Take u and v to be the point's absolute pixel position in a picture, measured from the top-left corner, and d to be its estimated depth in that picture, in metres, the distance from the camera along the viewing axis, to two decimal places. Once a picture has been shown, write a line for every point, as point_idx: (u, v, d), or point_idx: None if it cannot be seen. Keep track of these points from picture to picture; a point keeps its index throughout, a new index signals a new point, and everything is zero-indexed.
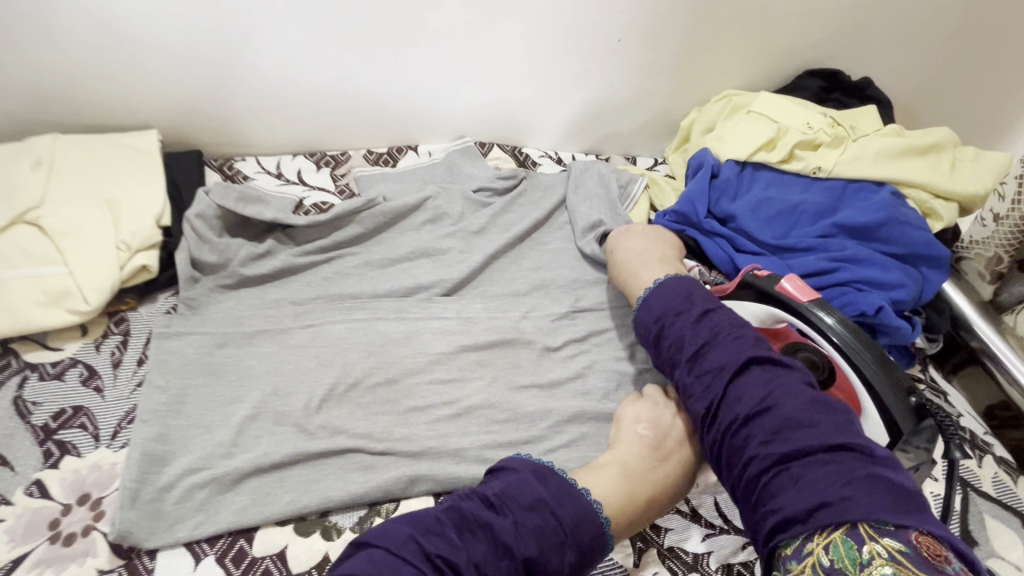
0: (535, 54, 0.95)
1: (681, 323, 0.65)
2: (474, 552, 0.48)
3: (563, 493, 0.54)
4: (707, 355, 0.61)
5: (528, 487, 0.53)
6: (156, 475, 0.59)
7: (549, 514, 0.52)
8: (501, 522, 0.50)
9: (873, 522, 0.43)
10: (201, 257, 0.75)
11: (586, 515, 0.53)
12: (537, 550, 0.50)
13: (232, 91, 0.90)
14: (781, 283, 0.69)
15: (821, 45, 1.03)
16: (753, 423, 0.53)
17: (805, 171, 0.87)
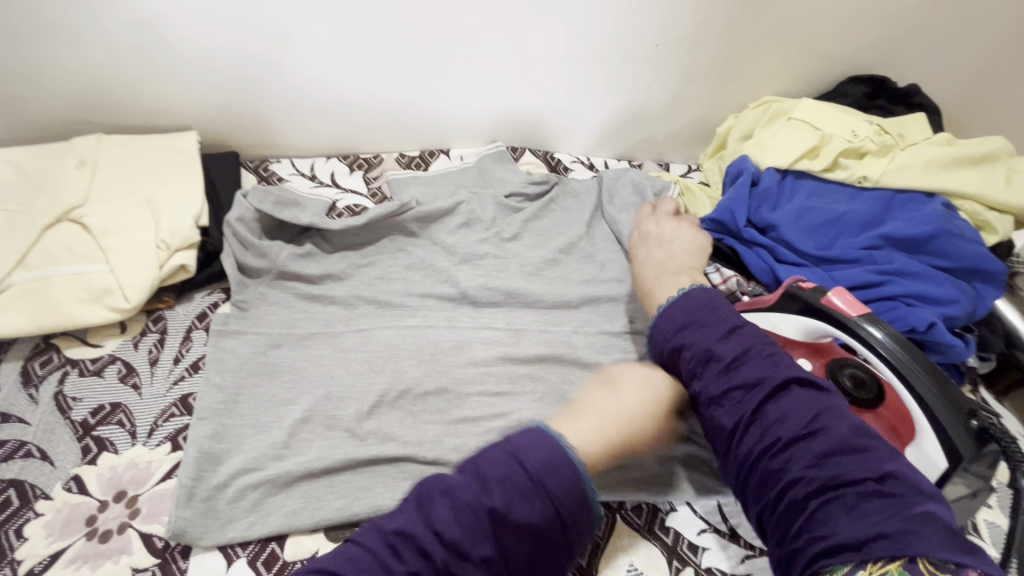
0: (569, 59, 0.94)
1: (709, 331, 0.59)
2: (436, 515, 0.42)
3: (533, 439, 0.47)
4: (740, 367, 0.55)
5: (495, 447, 0.47)
6: (211, 474, 0.59)
7: (521, 467, 0.45)
8: (464, 481, 0.45)
9: (936, 560, 0.39)
10: (248, 263, 0.77)
11: (559, 465, 0.46)
12: (507, 501, 0.43)
13: (268, 93, 0.90)
14: (828, 297, 0.65)
15: (867, 50, 1.00)
16: (794, 445, 0.48)
17: (850, 180, 0.84)
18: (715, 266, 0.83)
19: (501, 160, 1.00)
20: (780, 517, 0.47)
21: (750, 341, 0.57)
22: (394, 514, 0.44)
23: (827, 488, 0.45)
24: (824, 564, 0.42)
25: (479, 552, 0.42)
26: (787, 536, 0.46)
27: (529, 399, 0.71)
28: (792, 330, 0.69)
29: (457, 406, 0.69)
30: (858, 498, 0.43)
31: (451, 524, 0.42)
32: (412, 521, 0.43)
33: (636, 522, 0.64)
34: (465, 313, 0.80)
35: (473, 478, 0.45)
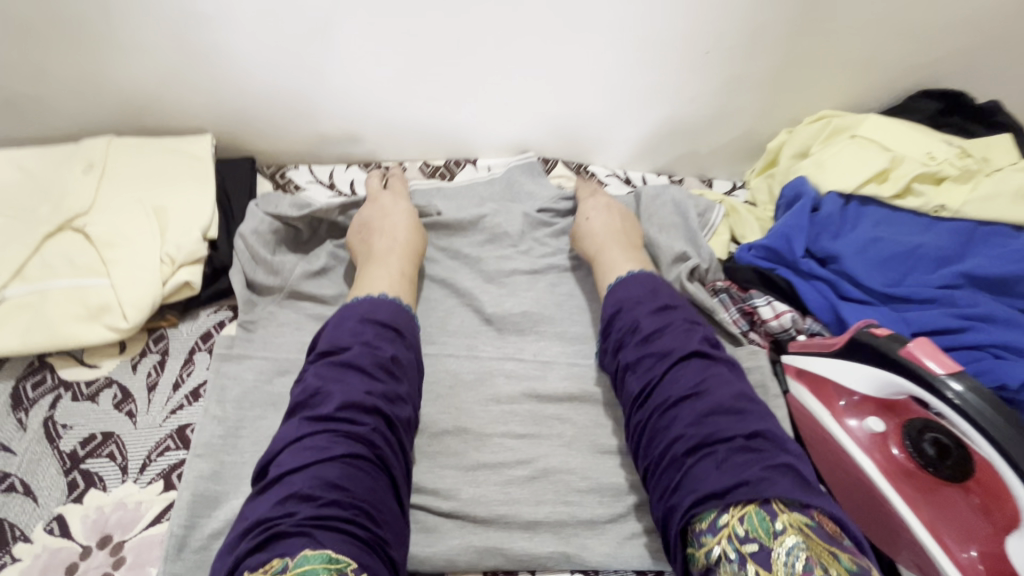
0: (610, 66, 0.86)
1: (636, 305, 0.64)
2: (356, 382, 0.52)
3: (364, 308, 0.59)
4: (660, 339, 0.60)
5: (345, 321, 0.58)
6: (205, 520, 0.53)
7: (373, 327, 0.57)
8: (351, 354, 0.54)
9: (784, 501, 0.46)
10: (259, 279, 0.71)
11: (399, 311, 0.61)
12: (395, 350, 0.56)
13: (287, 99, 0.85)
14: (916, 359, 0.56)
15: (942, 61, 0.90)
16: (684, 407, 0.54)
17: (926, 209, 0.75)
18: (765, 298, 0.75)
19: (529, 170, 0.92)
20: (663, 471, 0.53)
21: (671, 320, 0.62)
22: (309, 405, 0.51)
23: (704, 445, 0.51)
24: (695, 510, 0.48)
25: (400, 393, 0.54)
26: (664, 489, 0.52)
27: (556, 443, 0.63)
28: (861, 382, 0.61)
29: (476, 449, 0.62)
30: (728, 453, 0.49)
31: (371, 383, 0.52)
32: (342, 396, 0.51)
33: None
34: (487, 341, 0.73)
35: (357, 345, 0.55)
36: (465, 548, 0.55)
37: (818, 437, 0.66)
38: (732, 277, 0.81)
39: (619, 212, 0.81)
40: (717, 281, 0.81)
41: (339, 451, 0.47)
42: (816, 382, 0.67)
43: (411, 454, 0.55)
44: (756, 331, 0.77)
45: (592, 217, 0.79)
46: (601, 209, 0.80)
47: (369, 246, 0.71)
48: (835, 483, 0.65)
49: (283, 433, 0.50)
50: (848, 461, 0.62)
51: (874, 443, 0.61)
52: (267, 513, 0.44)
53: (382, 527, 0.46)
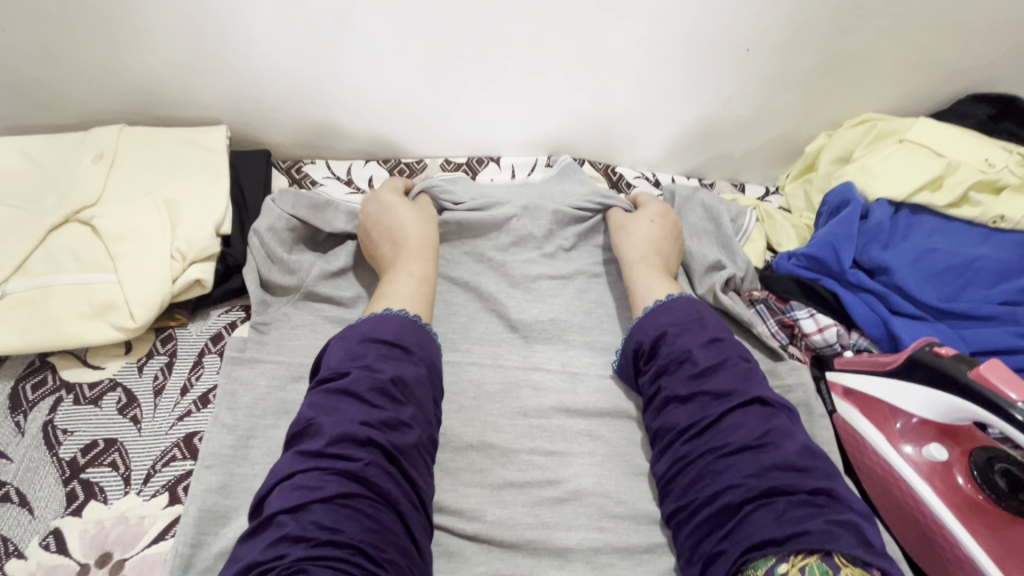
0: (646, 62, 0.82)
1: (691, 336, 0.59)
2: (353, 412, 0.48)
3: (364, 325, 0.55)
4: (717, 374, 0.55)
5: (343, 343, 0.53)
6: (213, 538, 0.49)
7: (375, 347, 0.53)
8: (349, 378, 0.50)
9: (849, 556, 0.41)
10: (273, 279, 0.68)
11: (409, 327, 0.56)
12: (397, 368, 0.51)
13: (306, 91, 0.82)
14: (976, 372, 0.51)
15: (996, 64, 0.85)
16: (743, 454, 0.49)
17: (983, 219, 0.71)
18: (808, 311, 0.70)
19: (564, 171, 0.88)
20: (709, 516, 0.48)
21: (727, 356, 0.57)
22: (301, 437, 0.47)
23: (761, 495, 0.46)
24: (750, 556, 0.43)
25: (403, 418, 0.49)
26: (708, 537, 0.47)
27: (587, 462, 0.59)
28: (919, 405, 0.57)
29: (502, 466, 0.58)
30: (789, 504, 0.45)
31: (369, 412, 0.48)
32: (331, 429, 0.46)
33: None
34: (513, 349, 0.69)
35: (355, 369, 0.50)
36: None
37: (873, 463, 0.61)
38: (770, 287, 0.76)
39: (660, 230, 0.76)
40: (754, 291, 0.76)
41: (331, 489, 0.43)
42: (867, 403, 0.62)
43: (427, 490, 0.49)
44: (797, 345, 0.72)
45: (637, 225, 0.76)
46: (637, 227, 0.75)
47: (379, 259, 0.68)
48: (891, 515, 0.60)
49: (275, 468, 0.46)
50: (908, 491, 0.57)
51: (936, 471, 0.57)
52: (255, 557, 0.40)
53: (385, 570, 0.41)
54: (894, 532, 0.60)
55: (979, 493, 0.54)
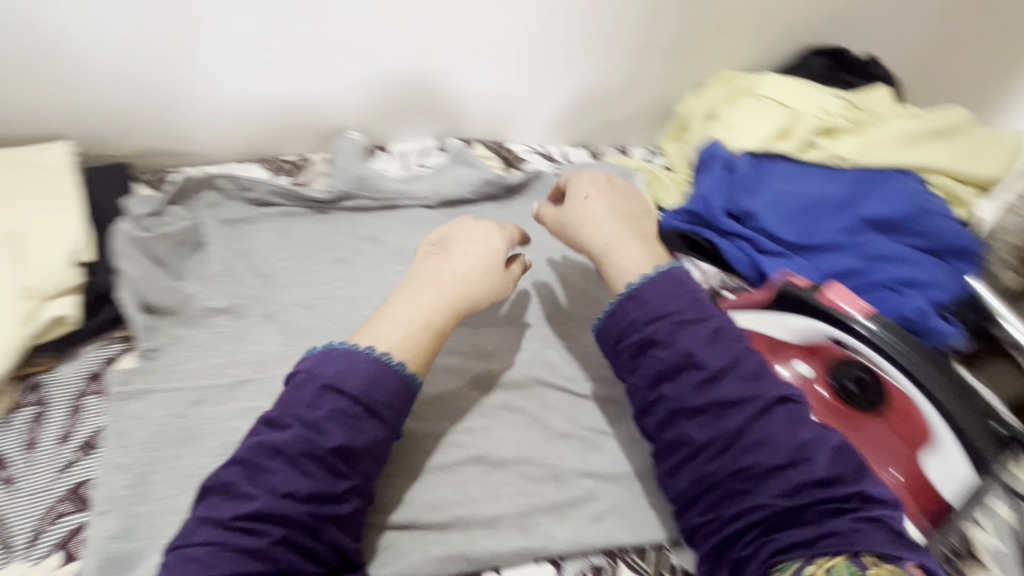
0: (516, 36, 0.84)
1: (691, 332, 0.55)
2: (278, 479, 0.45)
3: (327, 358, 0.51)
4: (733, 380, 0.53)
5: (299, 387, 0.49)
6: None
7: (332, 398, 0.48)
8: (284, 436, 0.47)
9: (878, 553, 0.44)
10: (157, 300, 0.64)
11: (381, 383, 0.51)
12: (348, 435, 0.48)
13: (160, 95, 0.76)
14: (823, 292, 0.61)
15: (823, 20, 0.95)
16: (779, 472, 0.49)
17: (824, 160, 0.80)
18: (693, 263, 0.78)
19: (465, 160, 0.88)
20: (737, 532, 0.49)
21: (733, 353, 0.54)
22: (206, 500, 0.45)
23: (794, 510, 0.47)
24: (779, 559, 0.46)
25: (339, 490, 0.47)
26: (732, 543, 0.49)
27: (507, 434, 0.61)
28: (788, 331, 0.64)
29: (424, 452, 0.59)
30: (821, 516, 0.46)
31: (297, 480, 0.45)
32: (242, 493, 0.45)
33: (641, 568, 0.56)
34: None
35: (298, 424, 0.47)
36: (425, 560, 0.52)
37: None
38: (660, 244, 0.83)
39: (621, 197, 0.70)
40: None
41: (222, 568, 0.42)
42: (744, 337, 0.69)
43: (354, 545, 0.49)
44: None
45: (592, 197, 0.68)
46: (600, 187, 0.69)
47: (429, 266, 0.62)
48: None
49: (181, 528, 0.45)
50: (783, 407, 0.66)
51: (801, 386, 0.66)
52: None
53: None
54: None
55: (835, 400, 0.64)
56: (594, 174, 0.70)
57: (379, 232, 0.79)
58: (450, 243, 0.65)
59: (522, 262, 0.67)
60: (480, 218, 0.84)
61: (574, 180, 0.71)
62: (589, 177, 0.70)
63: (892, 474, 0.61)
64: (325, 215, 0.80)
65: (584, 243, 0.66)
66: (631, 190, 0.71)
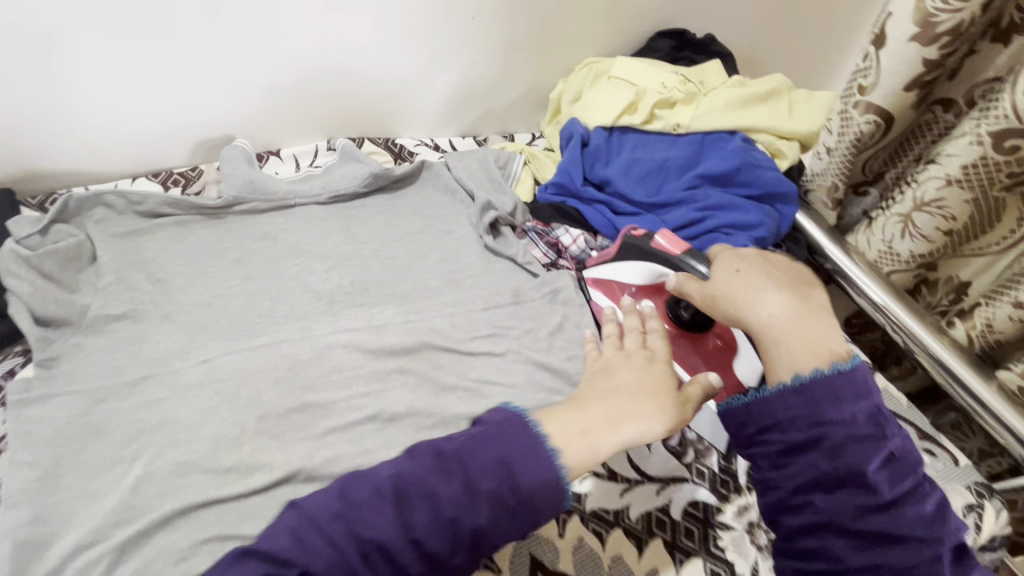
0: (387, 38, 0.91)
1: (870, 448, 0.50)
2: (417, 524, 0.46)
3: (518, 427, 0.51)
4: (846, 444, 0.50)
5: (479, 444, 0.50)
6: (36, 564, 0.51)
7: (508, 475, 0.48)
8: (418, 467, 0.48)
9: None
10: (48, 313, 0.67)
11: (547, 481, 0.49)
12: (493, 517, 0.47)
13: (39, 118, 0.79)
14: (656, 241, 0.75)
15: (666, 6, 1.07)
16: (883, 551, 0.48)
17: (667, 128, 0.92)
18: (564, 228, 0.89)
19: (353, 157, 0.95)
20: None
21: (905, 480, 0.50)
22: (301, 515, 0.47)
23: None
24: None
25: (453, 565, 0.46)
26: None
27: (400, 393, 0.69)
28: (634, 273, 0.77)
29: (324, 417, 0.66)
30: None
31: (430, 539, 0.45)
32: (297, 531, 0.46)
33: None
34: (321, 319, 0.76)
35: (462, 485, 0.47)
36: None
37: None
38: (537, 216, 0.93)
39: (773, 266, 0.63)
40: (527, 222, 0.93)
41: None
42: (605, 286, 0.82)
43: None
44: (564, 259, 0.89)
45: (748, 270, 0.62)
46: (757, 260, 0.64)
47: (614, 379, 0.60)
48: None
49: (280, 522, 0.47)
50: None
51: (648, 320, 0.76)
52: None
53: None
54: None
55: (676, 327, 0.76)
56: (746, 253, 0.65)
57: (274, 230, 0.85)
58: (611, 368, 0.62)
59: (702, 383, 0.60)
60: (371, 209, 0.91)
61: (725, 258, 0.66)
62: (739, 252, 0.66)
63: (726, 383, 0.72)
64: (219, 220, 0.85)
65: (731, 306, 0.60)
66: (789, 262, 0.65)
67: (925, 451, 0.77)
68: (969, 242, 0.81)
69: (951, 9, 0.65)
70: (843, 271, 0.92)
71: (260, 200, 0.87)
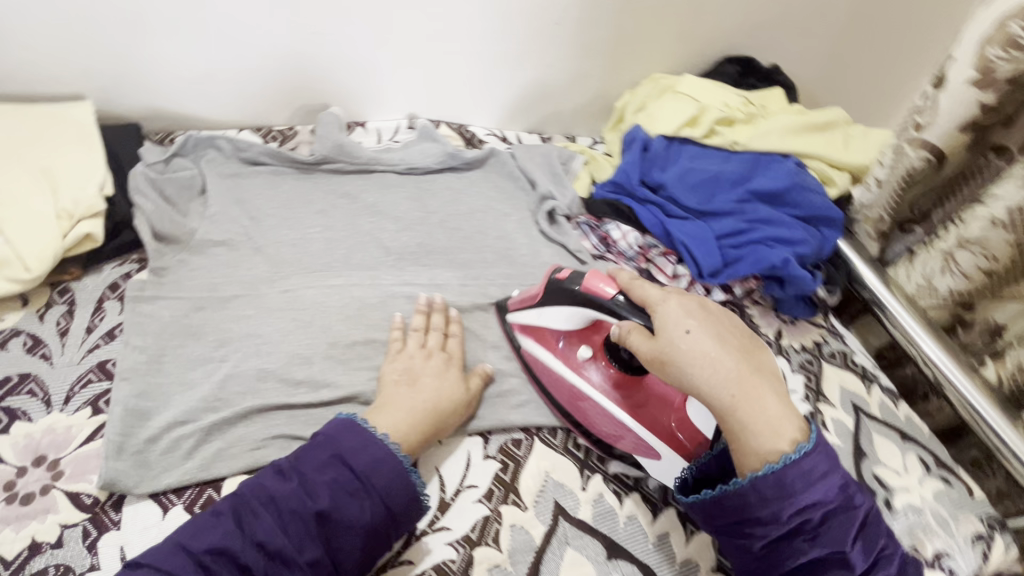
0: (476, 34, 1.00)
1: (845, 524, 0.53)
2: (259, 527, 0.53)
3: (343, 427, 0.61)
4: (825, 526, 0.53)
5: (312, 450, 0.59)
6: (139, 430, 0.60)
7: (341, 465, 0.58)
8: (274, 484, 0.56)
9: None
10: (164, 229, 0.77)
11: (379, 461, 0.59)
12: (332, 505, 0.55)
13: (170, 67, 0.91)
14: (587, 281, 0.66)
15: (737, 34, 1.13)
16: None
17: (725, 144, 0.97)
18: (615, 225, 0.94)
19: (430, 137, 1.04)
20: None
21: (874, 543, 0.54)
22: (191, 530, 0.53)
23: None
24: None
25: (303, 560, 0.53)
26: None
27: None
28: (563, 317, 0.70)
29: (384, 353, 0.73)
30: None
31: (274, 536, 0.53)
32: (228, 535, 0.53)
33: (552, 442, 0.71)
34: (388, 272, 0.84)
35: (299, 482, 0.56)
36: None
37: (552, 378, 0.73)
38: (591, 212, 0.98)
39: (714, 319, 0.59)
40: (581, 215, 0.98)
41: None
42: (533, 331, 0.75)
43: None
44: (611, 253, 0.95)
45: (696, 331, 0.57)
46: (698, 314, 0.59)
47: (418, 384, 0.67)
48: (573, 415, 0.71)
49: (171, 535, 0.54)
50: (574, 390, 0.71)
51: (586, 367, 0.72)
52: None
53: None
54: (574, 429, 0.71)
55: (613, 367, 0.71)
56: (687, 302, 0.60)
57: (353, 190, 0.94)
58: (415, 373, 0.69)
59: (481, 374, 0.73)
60: (441, 182, 1.00)
61: (669, 309, 0.59)
62: (681, 303, 0.60)
63: (668, 422, 0.67)
64: (309, 175, 0.94)
65: (686, 384, 0.57)
66: (723, 312, 0.61)
67: (941, 478, 0.79)
68: (1004, 287, 0.83)
69: (1009, 59, 0.71)
70: (881, 302, 0.94)
71: (347, 164, 0.96)
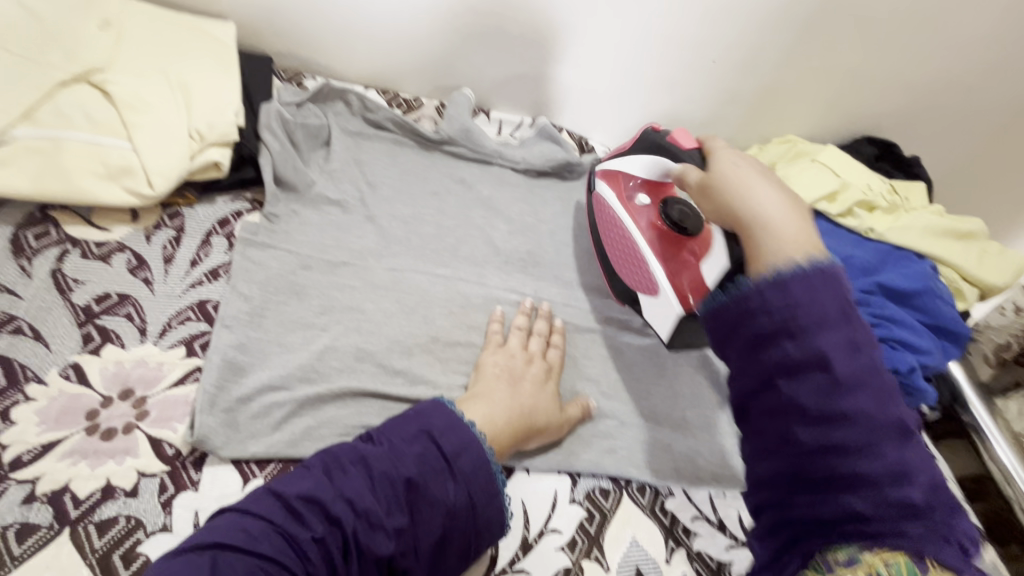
0: (628, 51, 0.95)
1: (832, 334, 0.43)
2: (347, 485, 0.48)
3: (435, 405, 0.56)
4: (825, 346, 0.42)
5: (401, 421, 0.54)
6: (233, 385, 0.57)
7: (431, 440, 0.52)
8: (366, 447, 0.51)
9: (943, 563, 0.38)
10: (286, 176, 0.73)
11: (469, 445, 0.53)
12: (422, 475, 0.50)
13: (316, 9, 0.86)
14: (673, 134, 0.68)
15: (887, 116, 1.06)
16: (855, 468, 0.41)
17: (859, 228, 0.92)
18: None
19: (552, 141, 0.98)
20: (807, 516, 0.43)
21: (869, 368, 0.43)
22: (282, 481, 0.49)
23: (861, 509, 0.40)
24: (831, 551, 0.41)
25: (387, 525, 0.48)
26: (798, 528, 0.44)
27: None
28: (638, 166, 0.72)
29: None
30: (882, 509, 0.40)
31: (361, 493, 0.48)
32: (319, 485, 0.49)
33: (639, 500, 0.65)
34: (497, 271, 0.79)
35: (388, 445, 0.52)
36: None
37: (609, 221, 0.75)
38: None
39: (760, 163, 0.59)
40: None
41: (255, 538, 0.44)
42: (609, 176, 0.76)
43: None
44: None
45: (736, 161, 0.57)
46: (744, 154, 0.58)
47: (517, 385, 0.64)
48: (614, 262, 0.75)
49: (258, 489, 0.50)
50: (620, 227, 0.74)
51: (641, 216, 0.73)
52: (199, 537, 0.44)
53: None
54: (609, 279, 0.78)
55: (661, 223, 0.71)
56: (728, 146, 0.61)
57: (470, 178, 0.86)
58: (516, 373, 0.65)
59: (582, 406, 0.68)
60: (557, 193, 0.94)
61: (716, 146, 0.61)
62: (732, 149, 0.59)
63: (684, 281, 0.67)
64: (428, 152, 0.87)
65: (743, 223, 0.52)
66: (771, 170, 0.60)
67: None
68: None
69: None
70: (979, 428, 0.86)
71: (466, 151, 0.88)
